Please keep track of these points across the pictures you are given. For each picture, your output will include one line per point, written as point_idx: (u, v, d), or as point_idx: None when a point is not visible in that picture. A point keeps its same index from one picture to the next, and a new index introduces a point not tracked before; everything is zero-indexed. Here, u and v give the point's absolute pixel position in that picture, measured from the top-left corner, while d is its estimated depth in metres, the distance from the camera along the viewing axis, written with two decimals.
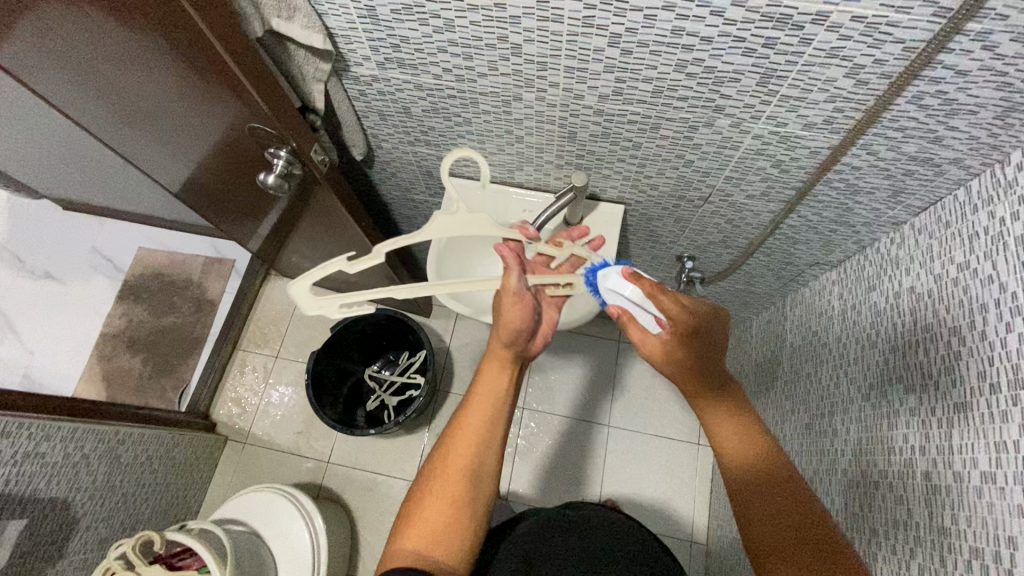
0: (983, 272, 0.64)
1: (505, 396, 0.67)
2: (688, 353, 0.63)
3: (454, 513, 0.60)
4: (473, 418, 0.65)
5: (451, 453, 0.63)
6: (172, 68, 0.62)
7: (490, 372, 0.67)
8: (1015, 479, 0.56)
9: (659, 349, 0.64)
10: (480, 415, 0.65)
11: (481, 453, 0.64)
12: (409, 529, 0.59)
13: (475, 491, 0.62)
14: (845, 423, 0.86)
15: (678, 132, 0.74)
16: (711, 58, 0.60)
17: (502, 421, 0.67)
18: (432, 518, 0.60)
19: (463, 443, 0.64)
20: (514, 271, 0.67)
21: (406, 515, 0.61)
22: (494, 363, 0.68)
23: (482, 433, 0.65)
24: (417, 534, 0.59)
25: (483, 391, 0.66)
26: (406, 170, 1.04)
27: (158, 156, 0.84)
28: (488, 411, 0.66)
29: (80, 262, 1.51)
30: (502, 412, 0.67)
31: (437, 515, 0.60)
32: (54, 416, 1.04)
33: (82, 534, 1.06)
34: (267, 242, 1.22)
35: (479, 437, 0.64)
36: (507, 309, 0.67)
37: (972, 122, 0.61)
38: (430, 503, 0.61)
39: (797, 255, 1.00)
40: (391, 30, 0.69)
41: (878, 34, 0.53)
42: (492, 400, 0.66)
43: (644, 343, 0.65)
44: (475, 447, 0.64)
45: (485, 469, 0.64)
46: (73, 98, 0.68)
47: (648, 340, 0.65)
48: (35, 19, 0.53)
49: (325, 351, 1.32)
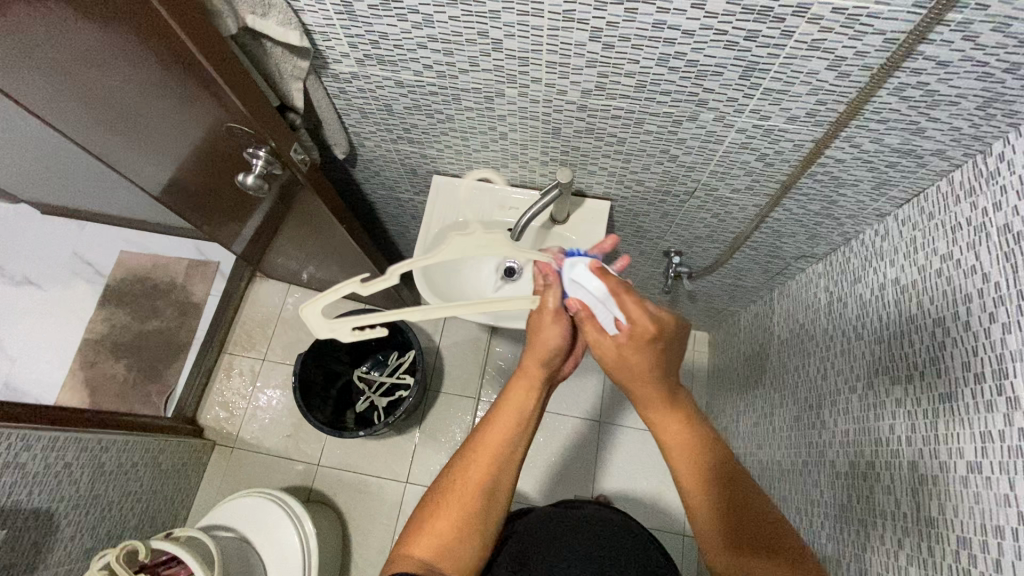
0: (966, 263, 0.64)
1: (530, 417, 0.65)
2: (646, 356, 0.60)
3: (465, 530, 0.59)
4: (498, 433, 0.63)
5: (471, 467, 0.62)
6: (143, 68, 0.60)
7: (519, 389, 0.65)
8: (1000, 469, 0.56)
9: (615, 352, 0.62)
10: (504, 433, 0.63)
11: (502, 470, 0.63)
12: (415, 540, 0.59)
13: (488, 509, 0.61)
14: (833, 414, 0.87)
15: (662, 127, 0.74)
16: (693, 51, 0.60)
17: (525, 438, 0.65)
18: (444, 529, 0.59)
19: (481, 462, 0.62)
20: (552, 291, 0.67)
21: (417, 522, 0.60)
22: (524, 381, 0.66)
23: (504, 450, 0.63)
24: (426, 543, 0.58)
25: (510, 409, 0.64)
26: (390, 168, 1.03)
27: (135, 158, 0.82)
28: (512, 430, 0.64)
29: (60, 266, 1.48)
30: (526, 433, 0.65)
31: (450, 526, 0.59)
32: (34, 424, 1.02)
33: (66, 544, 1.04)
34: (251, 244, 1.21)
35: (502, 454, 0.63)
36: (546, 328, 0.67)
37: (954, 113, 0.61)
38: (438, 516, 0.60)
39: (782, 248, 1.00)
40: (369, 26, 0.67)
41: (859, 26, 0.53)
42: (519, 419, 0.64)
43: (600, 343, 0.62)
44: (497, 465, 0.62)
45: (503, 486, 0.62)
46: (45, 100, 0.66)
47: (606, 341, 0.62)
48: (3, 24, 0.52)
49: (313, 352, 1.31)
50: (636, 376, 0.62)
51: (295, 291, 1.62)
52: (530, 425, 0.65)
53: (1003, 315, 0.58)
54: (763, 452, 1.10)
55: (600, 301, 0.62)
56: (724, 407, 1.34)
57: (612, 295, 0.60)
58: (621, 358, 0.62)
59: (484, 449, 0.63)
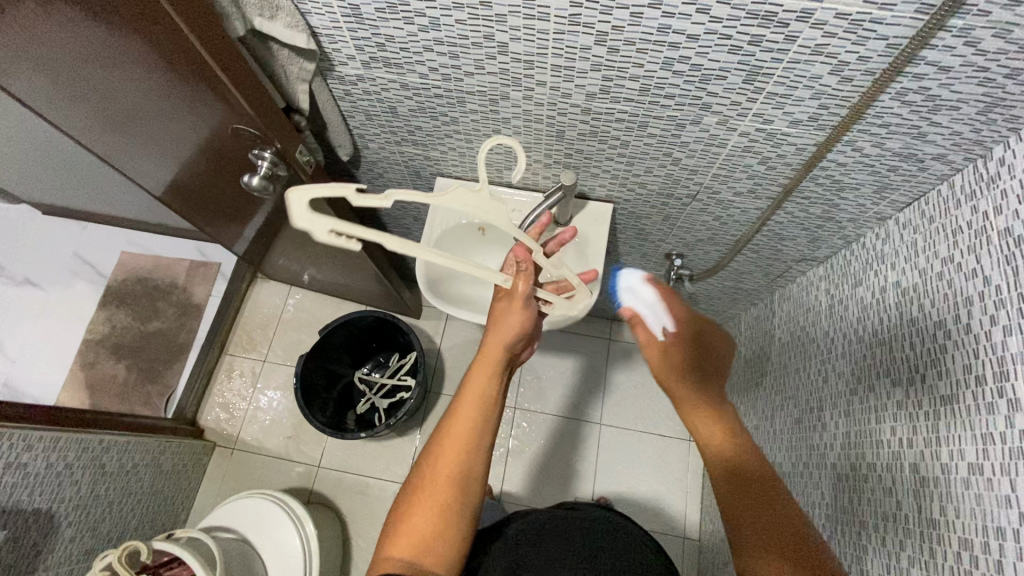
0: (967, 266, 0.65)
1: (493, 399, 0.65)
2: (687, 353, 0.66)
3: (443, 522, 0.59)
4: (460, 424, 0.63)
5: (439, 460, 0.62)
6: (152, 70, 0.61)
7: (478, 376, 0.66)
8: (1002, 470, 0.57)
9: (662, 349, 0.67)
10: (466, 422, 0.63)
11: (469, 459, 0.62)
12: (394, 538, 0.58)
13: (463, 497, 0.61)
14: (834, 417, 0.87)
15: (666, 130, 0.74)
16: (697, 55, 0.60)
17: (491, 426, 0.65)
18: (418, 526, 0.58)
19: (449, 451, 0.62)
20: (524, 277, 0.69)
21: (395, 522, 0.60)
22: (483, 366, 0.67)
23: (470, 439, 0.63)
24: (404, 541, 0.58)
25: (470, 397, 0.64)
26: (393, 170, 1.03)
27: (141, 160, 0.83)
28: (477, 415, 0.64)
29: (61, 266, 1.48)
30: (492, 416, 0.65)
31: (423, 522, 0.59)
32: (36, 424, 1.01)
33: (67, 545, 1.04)
34: (254, 244, 1.21)
35: (469, 441, 0.63)
36: (510, 314, 0.69)
37: (954, 118, 0.62)
38: (414, 513, 0.59)
39: (784, 251, 1.01)
40: (375, 29, 0.68)
41: (862, 31, 0.53)
42: (481, 407, 0.64)
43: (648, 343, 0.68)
44: (463, 455, 0.62)
45: (473, 477, 0.62)
46: (53, 101, 0.67)
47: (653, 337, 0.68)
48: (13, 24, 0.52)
49: (314, 354, 1.31)
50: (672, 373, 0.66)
51: (296, 293, 1.62)
52: (494, 407, 0.65)
53: (1004, 317, 0.58)
54: (764, 455, 1.10)
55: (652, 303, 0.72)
56: None
57: (664, 300, 0.71)
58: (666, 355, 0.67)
59: (450, 438, 0.63)
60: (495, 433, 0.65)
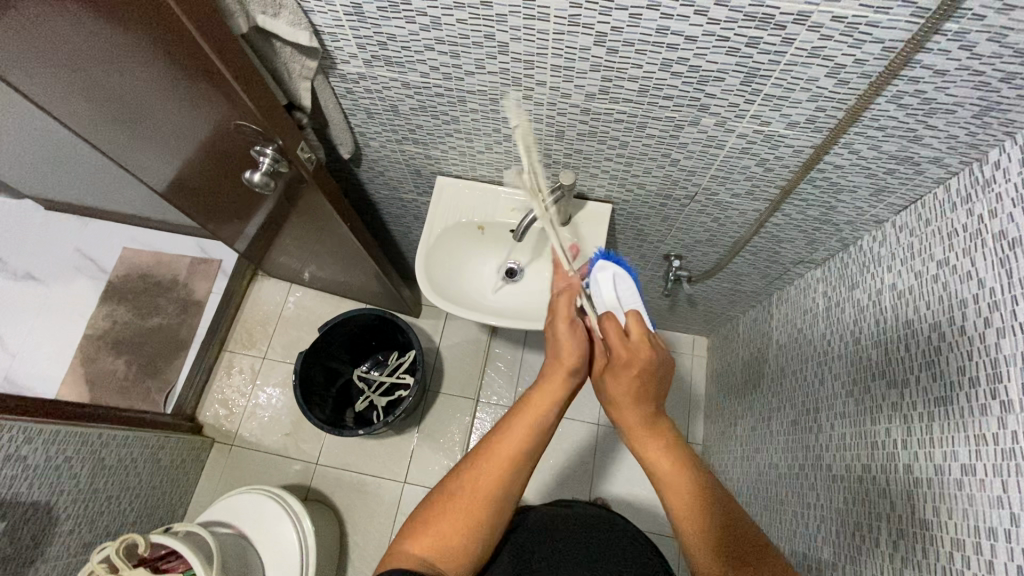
0: (962, 268, 0.65)
1: (548, 424, 0.66)
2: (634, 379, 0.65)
3: (472, 531, 0.59)
4: (513, 438, 0.64)
5: (485, 468, 0.62)
6: (159, 68, 0.62)
7: (543, 396, 0.66)
8: (994, 471, 0.57)
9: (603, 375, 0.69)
10: (518, 441, 0.63)
11: (511, 478, 0.62)
12: (420, 534, 0.59)
13: (497, 511, 0.61)
14: (830, 419, 0.87)
15: (664, 131, 0.75)
16: (695, 57, 0.61)
17: (539, 446, 0.65)
18: (447, 528, 0.59)
19: (496, 465, 0.62)
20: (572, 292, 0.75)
21: (422, 517, 0.60)
22: (547, 386, 0.67)
23: (517, 456, 0.63)
24: (429, 539, 0.58)
25: (528, 415, 0.65)
26: (394, 169, 1.04)
27: (144, 155, 0.84)
28: (529, 435, 0.64)
29: (64, 262, 1.49)
30: (542, 439, 0.65)
31: (452, 525, 0.59)
32: (36, 417, 1.02)
33: (65, 538, 1.04)
34: (254, 241, 1.22)
35: (518, 458, 0.63)
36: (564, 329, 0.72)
37: (950, 121, 0.62)
38: (448, 515, 0.59)
39: (782, 253, 1.01)
40: (378, 27, 0.68)
41: (858, 34, 0.54)
42: (536, 425, 0.64)
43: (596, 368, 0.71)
44: (507, 471, 0.62)
45: (511, 492, 0.63)
46: (59, 97, 0.68)
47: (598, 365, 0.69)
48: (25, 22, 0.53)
49: (314, 352, 1.31)
50: (625, 403, 0.66)
51: (297, 290, 1.62)
52: (546, 431, 0.65)
53: (998, 320, 0.59)
54: (760, 457, 1.11)
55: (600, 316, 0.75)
56: (722, 412, 1.34)
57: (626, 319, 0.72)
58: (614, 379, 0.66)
59: (499, 454, 0.63)
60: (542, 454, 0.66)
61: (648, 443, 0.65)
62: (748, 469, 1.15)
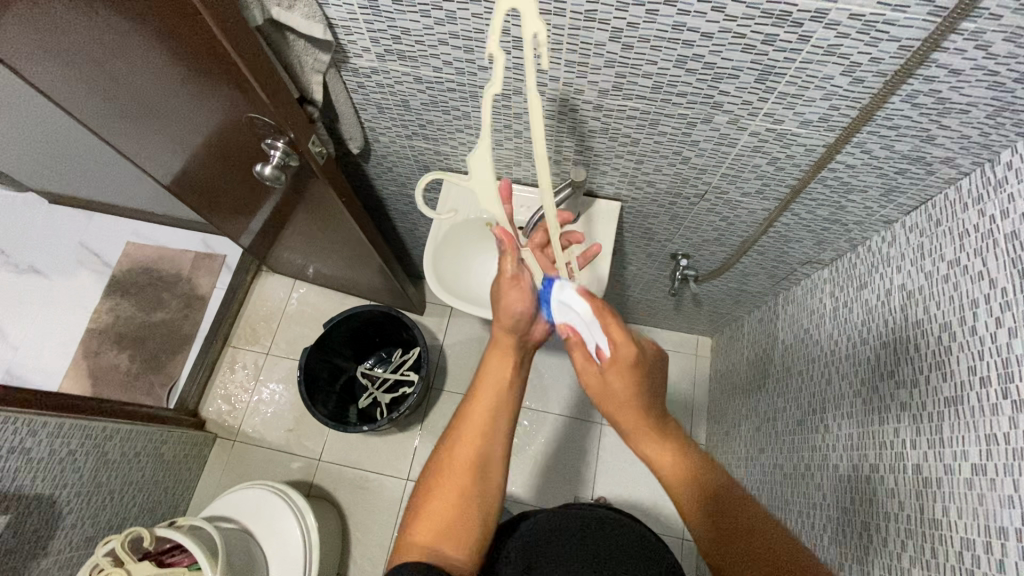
0: (974, 269, 0.65)
1: (512, 382, 0.67)
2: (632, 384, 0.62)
3: (462, 506, 0.59)
4: (481, 407, 0.65)
5: (458, 445, 0.63)
6: (175, 61, 0.62)
7: (493, 360, 0.68)
8: (1005, 470, 0.57)
9: (601, 379, 0.64)
10: (487, 408, 0.65)
11: (490, 450, 0.63)
12: (416, 524, 0.58)
13: (484, 482, 0.61)
14: (837, 419, 0.87)
15: (677, 129, 0.75)
16: (711, 53, 0.61)
17: (510, 415, 0.66)
18: (440, 512, 0.59)
19: (469, 436, 0.63)
20: (507, 257, 0.73)
21: (413, 510, 0.60)
22: (498, 350, 0.70)
23: (490, 428, 0.64)
24: (426, 527, 0.58)
25: (489, 385, 0.66)
26: (402, 164, 1.04)
27: (153, 149, 0.84)
28: (495, 397, 0.66)
29: (67, 255, 1.49)
30: (509, 400, 0.66)
31: (445, 507, 0.59)
32: (40, 410, 1.01)
33: (68, 531, 1.04)
34: (260, 236, 1.22)
35: (490, 424, 0.64)
36: (506, 293, 0.73)
37: (964, 121, 0.62)
38: (437, 496, 0.60)
39: (790, 253, 1.01)
40: (392, 21, 0.68)
41: (875, 32, 0.54)
42: (499, 390, 0.66)
43: (587, 372, 0.66)
44: (483, 438, 0.63)
45: (494, 460, 0.63)
46: (72, 88, 0.68)
47: (592, 367, 0.65)
48: (45, 12, 0.54)
49: (318, 348, 1.31)
50: (617, 403, 0.64)
51: (300, 287, 1.62)
52: (512, 391, 0.67)
53: (1010, 320, 0.59)
54: (765, 457, 1.11)
55: (586, 323, 0.66)
56: (727, 412, 1.34)
57: (600, 321, 0.64)
58: (610, 385, 0.63)
59: (470, 424, 0.64)
60: (515, 416, 0.66)
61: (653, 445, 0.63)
62: (753, 469, 1.15)
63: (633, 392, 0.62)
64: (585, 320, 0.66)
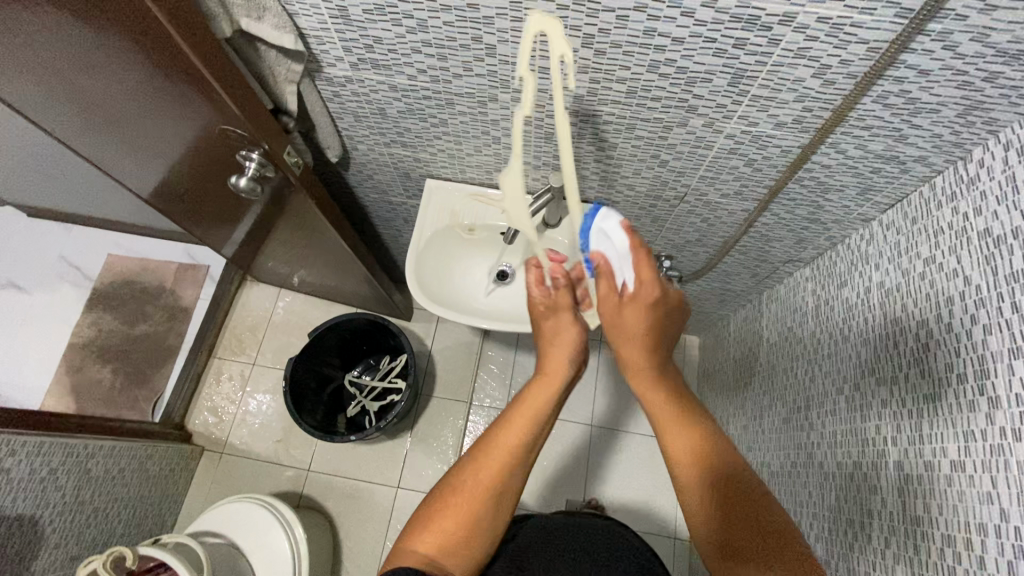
0: (948, 266, 0.66)
1: (546, 417, 0.65)
2: (647, 323, 0.67)
3: (471, 528, 0.59)
4: (511, 434, 0.63)
5: (481, 469, 0.61)
6: (143, 75, 0.61)
7: (538, 393, 0.66)
8: (983, 467, 0.58)
9: (615, 310, 0.67)
10: (518, 438, 0.63)
11: (508, 481, 0.62)
12: (424, 532, 0.58)
13: (495, 510, 0.61)
14: (821, 416, 0.88)
15: (653, 132, 0.75)
16: (683, 58, 0.61)
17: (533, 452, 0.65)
18: (449, 528, 0.58)
19: (494, 461, 0.62)
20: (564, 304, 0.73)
21: (422, 517, 0.60)
22: (545, 384, 0.67)
23: (514, 460, 0.62)
24: (430, 537, 0.58)
25: (522, 417, 0.64)
26: (382, 172, 1.03)
27: (128, 162, 0.82)
28: (528, 428, 0.64)
29: (46, 270, 1.47)
30: (539, 435, 0.65)
31: (455, 525, 0.59)
32: (20, 429, 1.00)
33: (52, 551, 1.02)
34: (242, 247, 1.21)
35: (516, 457, 0.63)
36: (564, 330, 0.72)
37: (935, 121, 0.63)
38: (448, 512, 0.59)
39: (771, 252, 1.02)
40: (364, 30, 0.68)
41: (843, 35, 0.54)
42: (533, 424, 0.64)
43: (607, 299, 0.68)
44: (506, 470, 0.62)
45: (508, 491, 0.62)
46: (42, 103, 0.67)
47: (611, 296, 0.68)
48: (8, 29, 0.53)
49: (303, 358, 1.30)
50: (630, 339, 0.67)
51: (287, 295, 1.61)
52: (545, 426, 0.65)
53: (984, 317, 0.59)
54: (752, 455, 1.11)
55: (619, 257, 0.65)
56: (715, 410, 1.35)
57: (632, 254, 0.63)
58: (628, 326, 0.67)
59: (497, 451, 0.62)
60: (536, 451, 0.66)
61: (650, 385, 0.68)
62: None
63: (643, 331, 0.67)
64: (619, 251, 0.64)
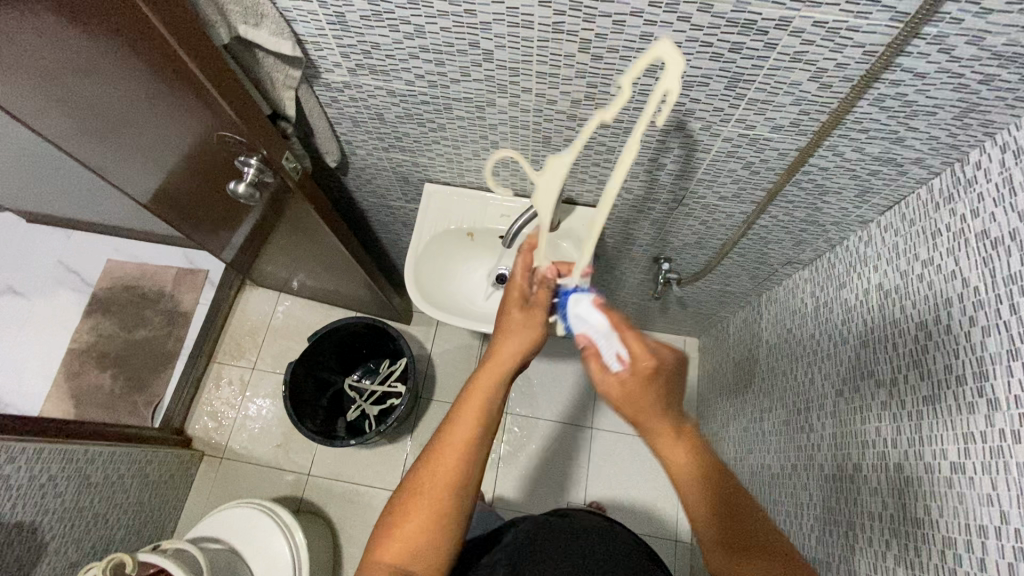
0: (947, 268, 0.66)
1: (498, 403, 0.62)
2: (652, 395, 0.56)
3: (434, 526, 0.56)
4: (466, 423, 0.60)
5: (438, 466, 0.58)
6: (142, 83, 0.61)
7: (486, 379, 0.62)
8: (982, 469, 0.58)
9: (618, 387, 0.56)
10: (472, 426, 0.59)
11: (469, 472, 0.58)
12: (387, 542, 0.55)
13: (459, 502, 0.57)
14: (821, 418, 0.88)
15: (650, 136, 0.75)
16: (680, 62, 0.61)
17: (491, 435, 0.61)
18: (412, 532, 0.55)
19: (450, 455, 0.58)
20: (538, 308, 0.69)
21: (385, 524, 0.57)
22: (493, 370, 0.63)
23: (472, 450, 0.59)
24: (395, 546, 0.55)
25: (473, 405, 0.60)
26: (381, 176, 1.03)
27: (127, 168, 0.83)
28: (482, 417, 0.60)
29: (46, 276, 1.47)
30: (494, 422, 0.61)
31: (420, 529, 0.55)
32: (19, 435, 1.00)
33: (52, 558, 1.02)
34: (241, 252, 1.21)
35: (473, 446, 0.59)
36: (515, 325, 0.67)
37: (931, 123, 0.63)
38: (409, 516, 0.56)
39: (770, 254, 1.02)
40: (361, 36, 0.68)
41: (839, 39, 0.54)
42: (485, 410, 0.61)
43: (604, 379, 0.57)
44: (464, 461, 0.58)
45: (471, 482, 0.59)
46: (42, 112, 0.67)
47: (609, 376, 0.57)
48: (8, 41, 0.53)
49: (303, 362, 1.30)
50: (637, 413, 0.56)
51: (286, 299, 1.61)
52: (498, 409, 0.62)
53: (983, 318, 0.59)
54: (753, 457, 1.11)
55: (602, 335, 0.58)
56: (716, 412, 1.35)
57: (616, 330, 0.58)
58: (629, 399, 0.56)
59: (452, 445, 0.59)
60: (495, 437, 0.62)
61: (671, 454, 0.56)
62: (741, 470, 1.16)
63: (653, 405, 0.56)
64: (602, 331, 0.59)
